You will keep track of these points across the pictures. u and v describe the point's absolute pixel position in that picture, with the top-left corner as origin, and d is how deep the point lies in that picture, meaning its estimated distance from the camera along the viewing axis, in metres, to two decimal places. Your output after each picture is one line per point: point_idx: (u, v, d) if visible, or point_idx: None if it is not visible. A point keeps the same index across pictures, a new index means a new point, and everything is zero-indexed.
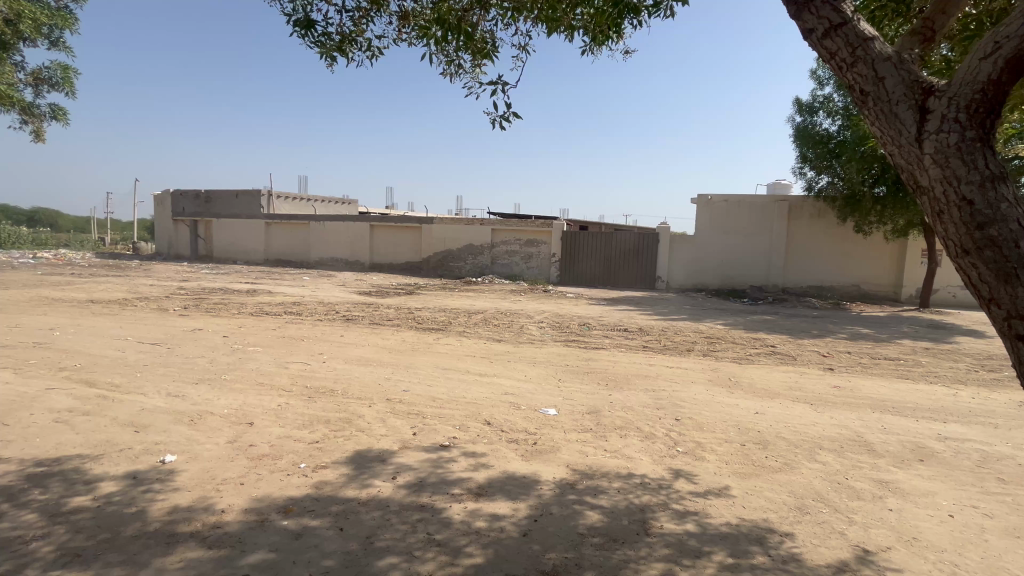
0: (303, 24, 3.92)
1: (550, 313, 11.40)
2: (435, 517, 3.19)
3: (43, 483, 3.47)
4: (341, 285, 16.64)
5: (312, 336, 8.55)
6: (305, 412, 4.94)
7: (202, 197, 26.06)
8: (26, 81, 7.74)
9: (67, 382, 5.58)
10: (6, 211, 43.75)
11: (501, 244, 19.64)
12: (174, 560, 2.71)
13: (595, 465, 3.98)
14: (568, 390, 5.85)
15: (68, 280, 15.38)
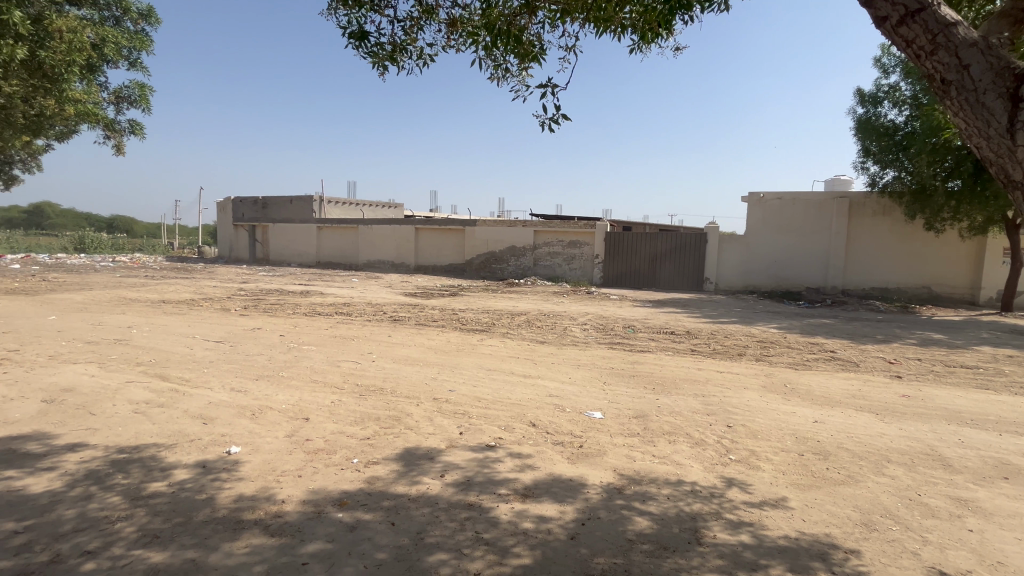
0: (357, 36, 3.99)
1: (593, 315, 11.30)
2: (482, 516, 3.23)
3: (125, 468, 3.78)
4: (388, 287, 17.16)
5: (361, 335, 8.86)
6: (356, 409, 5.13)
7: (260, 203, 27.75)
8: (108, 100, 8.46)
9: (144, 376, 6.06)
10: (89, 219, 47.99)
11: (543, 245, 19.64)
12: (240, 546, 2.88)
13: (644, 470, 3.90)
14: (614, 393, 5.77)
15: (144, 282, 16.73)
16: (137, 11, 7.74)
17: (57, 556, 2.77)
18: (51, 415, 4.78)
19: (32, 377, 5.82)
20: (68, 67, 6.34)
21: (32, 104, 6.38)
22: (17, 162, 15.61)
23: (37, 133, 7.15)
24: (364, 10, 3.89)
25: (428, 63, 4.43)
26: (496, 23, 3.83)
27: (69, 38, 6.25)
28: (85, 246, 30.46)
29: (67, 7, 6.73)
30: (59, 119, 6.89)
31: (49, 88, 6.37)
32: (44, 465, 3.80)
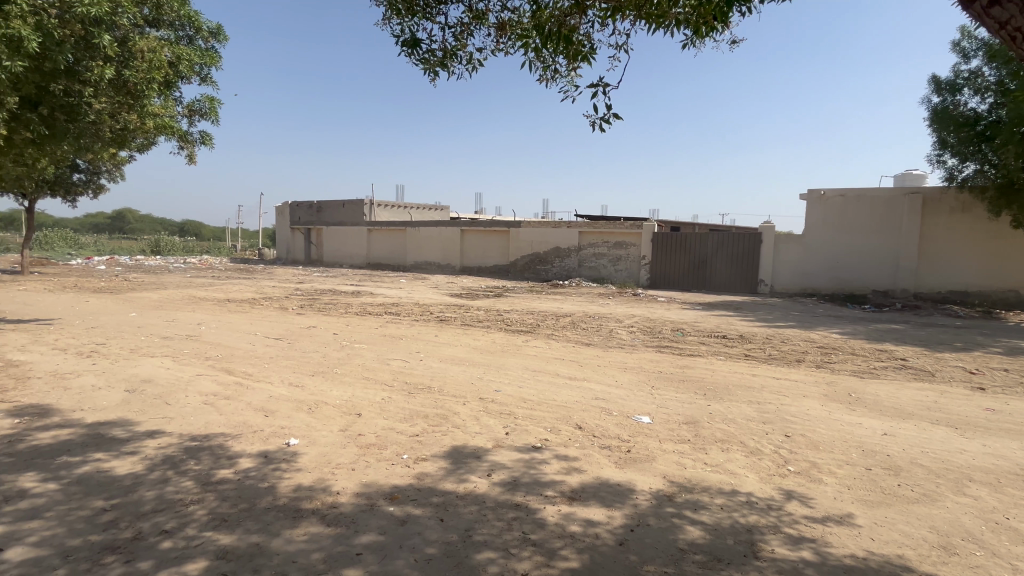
0: (409, 43, 4.07)
1: (641, 317, 11.04)
2: (530, 517, 3.24)
3: (196, 455, 4.06)
4: (435, 287, 17.54)
5: (409, 335, 9.09)
6: (405, 406, 5.27)
7: (315, 207, 29.18)
8: (182, 113, 9.11)
9: (212, 370, 6.50)
10: (164, 224, 52.00)
11: (589, 246, 19.48)
12: (300, 533, 3.03)
13: (695, 478, 3.78)
14: (662, 398, 5.62)
15: (212, 282, 17.95)
16: (207, 29, 8.28)
17: (139, 533, 3.02)
18: (133, 403, 5.20)
19: (117, 369, 6.38)
20: (148, 84, 6.93)
21: (118, 120, 7.03)
22: (104, 172, 17.16)
23: (125, 146, 7.83)
24: (415, 17, 3.97)
25: (477, 68, 4.44)
26: (545, 27, 3.79)
27: (150, 57, 6.82)
28: (161, 249, 32.99)
29: (149, 29, 7.32)
30: (141, 133, 7.51)
31: (133, 105, 6.98)
32: (127, 449, 4.15)
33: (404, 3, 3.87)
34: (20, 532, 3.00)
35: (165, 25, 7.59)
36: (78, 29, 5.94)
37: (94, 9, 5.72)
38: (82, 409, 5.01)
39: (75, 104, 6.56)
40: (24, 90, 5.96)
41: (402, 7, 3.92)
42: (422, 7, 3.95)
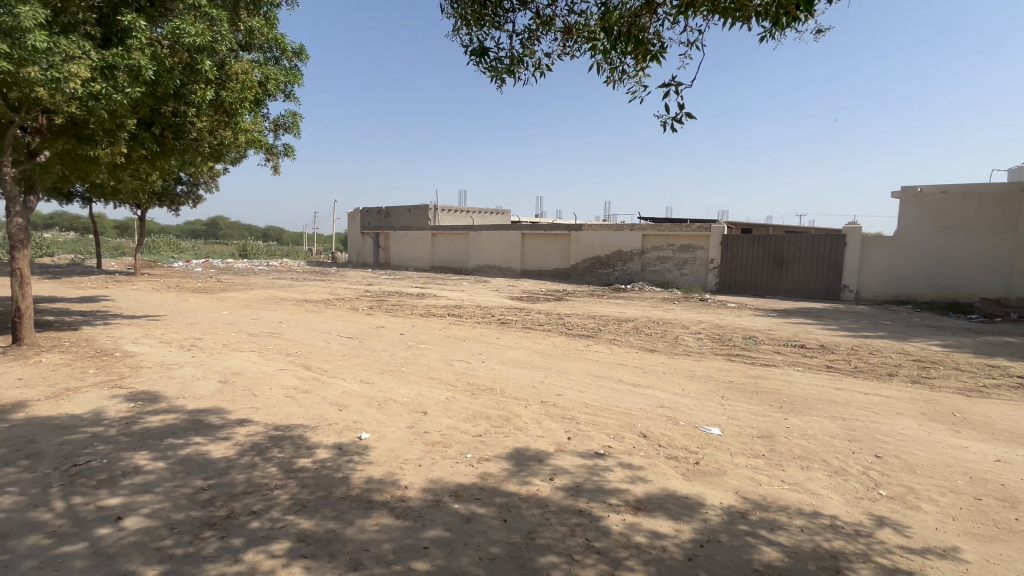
0: (477, 52, 4.04)
1: (708, 324, 10.55)
2: (593, 524, 3.19)
3: (280, 444, 4.39)
4: (496, 290, 17.81)
5: (471, 336, 9.28)
6: (468, 407, 5.39)
7: (384, 213, 30.61)
8: (269, 128, 9.91)
9: (292, 365, 7.00)
10: (250, 230, 56.69)
11: (652, 249, 19.01)
12: (371, 523, 3.18)
13: (771, 496, 3.55)
14: (733, 409, 5.34)
15: (291, 283, 19.33)
16: (291, 50, 8.75)
17: (232, 512, 3.31)
18: (226, 393, 5.72)
19: (212, 361, 7.03)
20: (241, 103, 7.54)
21: (215, 137, 7.77)
22: (202, 183, 19.05)
23: (221, 160, 8.57)
24: (484, 27, 4.05)
25: (545, 73, 4.38)
26: (614, 26, 3.70)
27: (243, 79, 7.34)
28: (247, 253, 35.92)
29: (242, 53, 7.97)
30: (235, 148, 8.19)
31: (228, 122, 7.65)
32: (221, 435, 4.56)
33: (472, 13, 3.96)
34: (136, 503, 3.39)
35: (256, 49, 8.22)
36: (185, 57, 6.66)
37: (197, 38, 6.44)
38: (184, 397, 5.57)
39: (181, 123, 7.43)
40: (142, 112, 6.78)
41: (472, 19, 4.02)
42: (490, 16, 4.00)
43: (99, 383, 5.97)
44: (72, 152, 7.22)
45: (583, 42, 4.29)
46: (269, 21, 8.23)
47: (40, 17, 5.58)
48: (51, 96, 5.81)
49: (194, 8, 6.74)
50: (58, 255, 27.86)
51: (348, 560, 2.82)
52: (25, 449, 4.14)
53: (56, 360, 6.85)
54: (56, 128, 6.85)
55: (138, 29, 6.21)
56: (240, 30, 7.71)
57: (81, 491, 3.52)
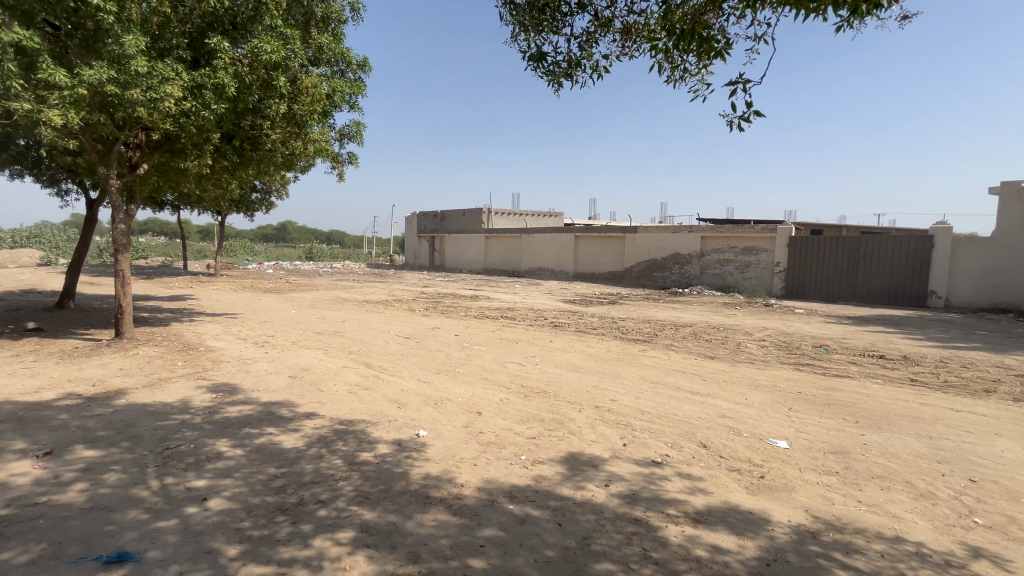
0: (535, 57, 4.06)
1: (774, 331, 9.98)
2: (650, 533, 3.12)
3: (344, 437, 4.62)
4: (549, 293, 17.77)
5: (524, 339, 9.32)
6: (522, 409, 5.42)
7: (439, 216, 31.40)
8: (335, 138, 10.46)
9: (355, 362, 7.35)
10: (315, 233, 60.04)
11: (712, 252, 18.31)
12: (429, 519, 3.28)
13: (846, 517, 3.31)
14: (802, 422, 5.02)
15: (352, 284, 20.28)
16: (356, 63, 9.14)
17: (302, 500, 3.52)
18: (295, 388, 6.10)
19: (283, 357, 7.52)
20: (311, 115, 7.99)
21: (287, 147, 8.32)
22: (274, 191, 20.38)
23: (292, 169, 9.15)
24: (542, 32, 4.07)
25: (603, 75, 4.35)
26: (677, 25, 3.60)
27: (312, 92, 7.77)
28: (313, 255, 38.00)
29: (312, 68, 8.46)
30: (304, 157, 8.72)
31: (299, 133, 8.14)
32: (292, 426, 4.87)
33: (530, 19, 3.99)
34: (218, 486, 3.69)
35: (325, 64, 8.68)
36: (262, 73, 7.19)
37: (273, 56, 6.94)
38: (258, 389, 6.00)
39: (257, 136, 8.00)
40: (225, 127, 7.42)
41: (530, 24, 4.05)
42: (549, 21, 4.01)
43: (186, 374, 6.55)
44: (165, 165, 7.98)
45: (643, 42, 4.21)
46: (337, 36, 8.68)
47: (141, 44, 6.22)
48: (149, 114, 6.46)
49: (271, 29, 7.27)
50: (152, 257, 30.90)
51: (407, 552, 2.92)
52: (126, 432, 4.61)
53: (150, 353, 7.59)
54: (152, 143, 7.60)
55: (222, 51, 6.78)
56: (310, 47, 8.20)
57: (172, 472, 3.88)
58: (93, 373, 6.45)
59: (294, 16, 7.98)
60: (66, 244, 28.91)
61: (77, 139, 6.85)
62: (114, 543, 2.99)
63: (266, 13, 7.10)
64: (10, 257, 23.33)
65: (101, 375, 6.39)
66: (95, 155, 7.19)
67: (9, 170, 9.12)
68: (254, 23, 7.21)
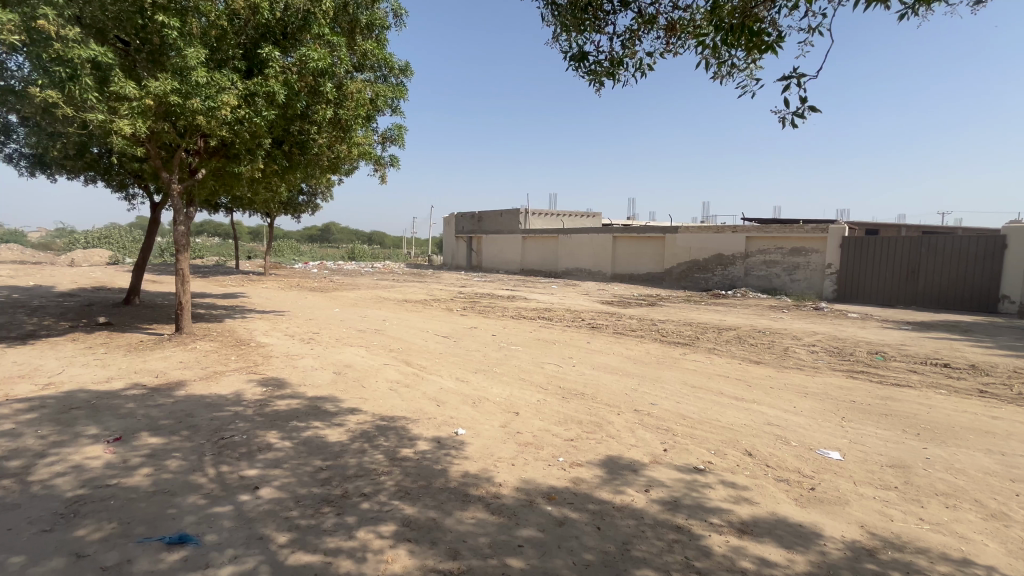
0: (577, 57, 4.03)
1: (825, 336, 9.51)
2: (692, 542, 3.04)
3: (385, 433, 4.74)
4: (586, 293, 17.61)
5: (561, 340, 9.28)
6: (560, 410, 5.40)
7: (477, 217, 31.69)
8: (377, 141, 10.75)
9: (395, 360, 7.53)
10: (357, 233, 61.86)
11: (757, 253, 17.66)
12: (468, 516, 3.32)
13: (907, 536, 3.11)
14: (857, 433, 4.76)
15: (392, 283, 20.77)
16: (399, 67, 9.36)
17: (346, 492, 3.64)
18: (339, 383, 6.31)
19: (328, 354, 7.79)
20: (355, 120, 8.24)
21: (333, 151, 8.61)
22: (320, 193, 21.15)
23: (337, 172, 9.48)
24: (584, 31, 4.04)
25: (647, 73, 4.27)
26: (725, 19, 3.48)
27: (357, 97, 8.02)
28: (355, 255, 39.22)
29: (357, 74, 8.72)
30: (349, 161, 9.01)
31: (344, 137, 8.42)
32: (336, 421, 5.04)
33: (571, 19, 3.97)
34: (269, 476, 3.87)
35: (369, 69, 8.93)
36: (310, 80, 7.48)
37: (320, 63, 7.21)
38: (305, 384, 6.25)
39: (305, 141, 8.31)
40: (275, 132, 7.76)
41: (571, 24, 4.03)
42: (590, 19, 3.97)
43: (239, 368, 6.90)
44: (221, 169, 8.42)
45: (688, 38, 4.10)
46: (380, 42, 8.89)
47: (201, 56, 6.61)
48: (207, 122, 6.83)
49: (319, 37, 7.54)
50: (207, 257, 32.77)
51: (447, 549, 2.97)
52: (185, 421, 4.91)
53: (207, 347, 8.05)
54: (209, 149, 8.04)
55: (273, 60, 7.10)
56: (355, 53, 8.44)
57: (227, 460, 4.09)
58: (156, 365, 6.90)
59: (341, 24, 8.24)
60: (132, 244, 31.06)
61: (144, 146, 7.33)
62: (175, 525, 3.19)
63: (314, 22, 7.39)
64: (84, 255, 25.25)
65: (163, 367, 6.83)
66: (159, 162, 7.69)
67: (84, 176, 9.88)
68: (303, 32, 7.49)
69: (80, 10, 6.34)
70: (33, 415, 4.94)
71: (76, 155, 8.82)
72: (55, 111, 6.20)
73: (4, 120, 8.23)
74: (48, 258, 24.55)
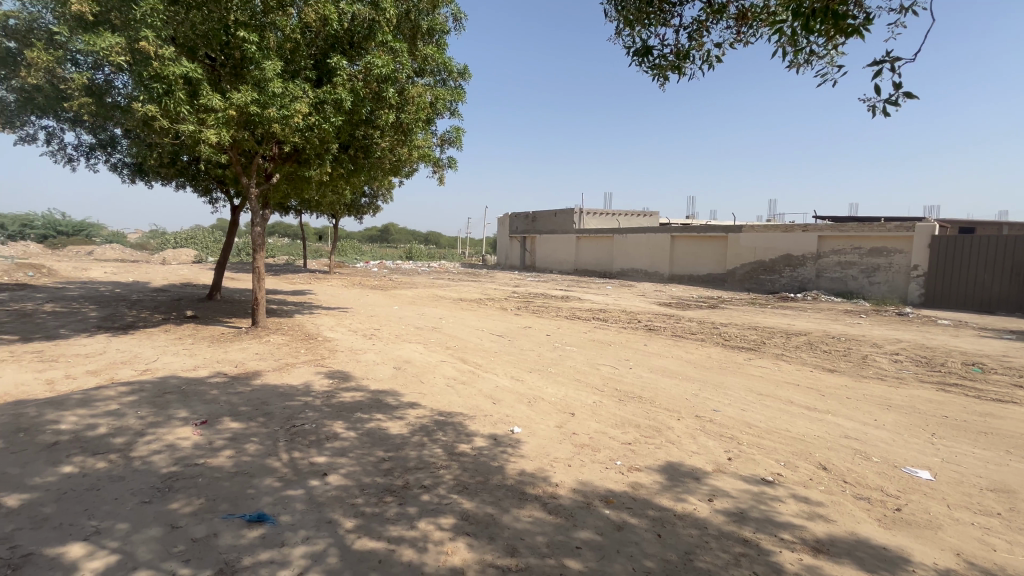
0: (641, 52, 3.94)
1: (910, 344, 8.71)
2: (761, 557, 2.88)
3: (443, 428, 4.85)
4: (642, 295, 17.17)
5: (617, 341, 9.11)
6: (617, 412, 5.31)
7: (530, 217, 31.73)
8: (436, 143, 11.02)
9: (452, 357, 7.70)
10: (414, 234, 63.72)
11: (831, 254, 16.50)
12: (525, 515, 3.33)
13: (1013, 569, 2.79)
14: (951, 451, 4.32)
15: (448, 283, 21.26)
16: (457, 70, 9.57)
17: (407, 483, 3.76)
18: (399, 378, 6.54)
19: (388, 350, 8.10)
20: (415, 123, 8.51)
21: (394, 154, 8.93)
22: (380, 195, 22.00)
23: (398, 175, 9.83)
24: (648, 25, 3.96)
25: (715, 64, 4.11)
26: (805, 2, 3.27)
27: (417, 101, 8.29)
28: (412, 254, 40.45)
29: (417, 79, 9.00)
30: (409, 163, 9.33)
31: (405, 140, 8.71)
32: (397, 414, 5.22)
33: (636, 12, 3.90)
34: (336, 464, 4.07)
35: (428, 74, 9.19)
36: (374, 87, 7.83)
37: (383, 69, 7.53)
38: (368, 378, 6.53)
39: (369, 145, 8.69)
40: (342, 137, 8.15)
41: (634, 18, 3.95)
42: (655, 12, 3.88)
43: (308, 361, 7.32)
44: (293, 174, 8.95)
45: (761, 25, 3.91)
46: (440, 46, 9.12)
47: (277, 68, 7.06)
48: (282, 130, 7.28)
49: (383, 44, 7.85)
50: (278, 256, 35.00)
51: (505, 545, 3.00)
52: (262, 408, 5.28)
53: (279, 340, 8.60)
54: (283, 155, 8.57)
55: (341, 69, 7.46)
56: (416, 59, 8.71)
57: (299, 447, 4.36)
58: (236, 356, 7.46)
59: (403, 31, 8.49)
60: (214, 244, 33.76)
61: (226, 154, 7.92)
62: (255, 504, 3.43)
63: (379, 30, 7.71)
64: (173, 253, 27.70)
65: (242, 358, 7.38)
66: (239, 168, 8.30)
67: (175, 183, 10.85)
68: (368, 41, 7.84)
69: (174, 31, 6.99)
70: (134, 397, 5.49)
71: (169, 164, 9.72)
72: (154, 123, 6.85)
73: (111, 133, 9.22)
74: (144, 256, 27.19)
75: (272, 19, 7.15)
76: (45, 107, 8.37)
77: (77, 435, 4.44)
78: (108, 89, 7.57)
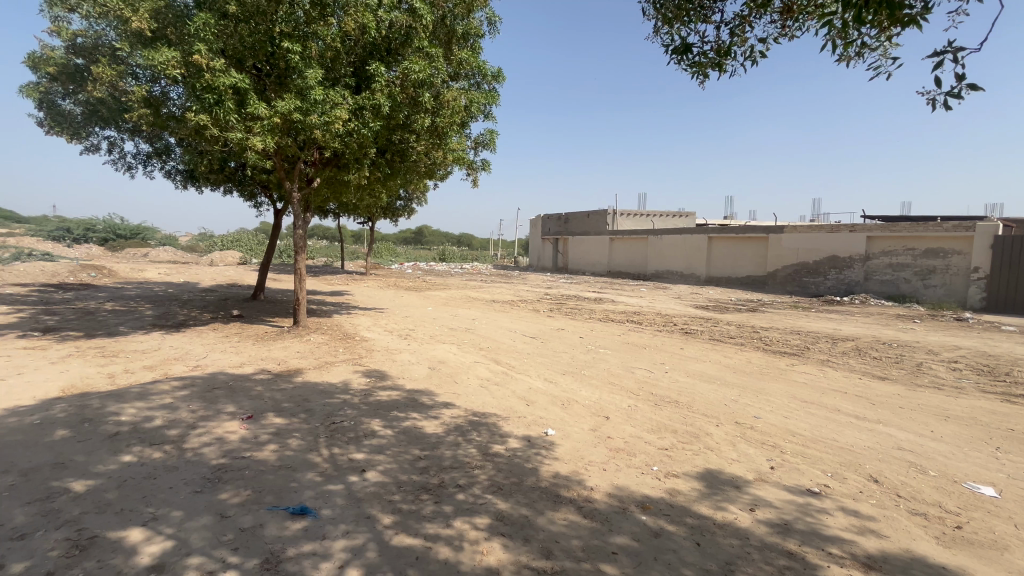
0: (679, 49, 3.86)
1: (970, 351, 8.17)
2: (807, 572, 2.77)
3: (477, 429, 4.89)
4: (678, 297, 16.82)
5: (653, 345, 8.94)
6: (652, 417, 5.21)
7: (563, 219, 31.58)
8: (471, 146, 11.15)
9: (485, 358, 7.76)
10: (448, 236, 64.55)
11: (882, 255, 15.69)
12: (560, 517, 3.31)
13: None
14: (1018, 467, 4.03)
15: (480, 284, 21.45)
16: (491, 73, 9.65)
17: (443, 482, 3.81)
18: (433, 378, 6.64)
19: (423, 350, 8.23)
20: (450, 126, 8.64)
21: (429, 157, 9.09)
22: (415, 197, 22.40)
23: (433, 178, 10.00)
24: (688, 23, 3.88)
25: (758, 60, 3.98)
26: None
27: (452, 105, 8.42)
28: (445, 257, 41.02)
29: (452, 83, 9.14)
30: (444, 166, 9.48)
31: (440, 144, 8.86)
32: (432, 413, 5.30)
33: (674, 9, 3.84)
34: (374, 461, 4.17)
35: (463, 78, 9.31)
36: (410, 92, 8.00)
37: (420, 74, 7.68)
38: (403, 377, 6.66)
39: (405, 149, 8.86)
40: (379, 141, 8.35)
41: (673, 15, 3.88)
42: (695, 8, 3.79)
43: (346, 360, 7.54)
44: (333, 178, 9.21)
45: (807, 18, 3.77)
46: (474, 50, 9.22)
47: (319, 76, 7.30)
48: (323, 136, 7.52)
49: (419, 50, 8.00)
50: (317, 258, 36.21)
51: (540, 547, 2.99)
52: (303, 405, 5.46)
53: (319, 339, 8.89)
54: (323, 160, 8.85)
55: (379, 75, 7.65)
56: (451, 63, 8.85)
57: (338, 443, 4.49)
58: (279, 354, 7.76)
59: (439, 37, 8.63)
60: (258, 246, 35.27)
61: (270, 160, 8.25)
62: (297, 498, 3.55)
63: (415, 36, 7.87)
64: (221, 256, 29.11)
65: (285, 356, 7.67)
66: (283, 174, 8.63)
67: (223, 188, 11.38)
68: (405, 47, 8.02)
69: (224, 44, 7.33)
70: (186, 392, 5.80)
71: (218, 170, 10.21)
72: (205, 131, 7.22)
73: (165, 142, 9.77)
74: (195, 258, 28.69)
75: (314, 29, 7.41)
76: (108, 118, 8.96)
77: (136, 427, 4.72)
78: (164, 101, 8.01)
